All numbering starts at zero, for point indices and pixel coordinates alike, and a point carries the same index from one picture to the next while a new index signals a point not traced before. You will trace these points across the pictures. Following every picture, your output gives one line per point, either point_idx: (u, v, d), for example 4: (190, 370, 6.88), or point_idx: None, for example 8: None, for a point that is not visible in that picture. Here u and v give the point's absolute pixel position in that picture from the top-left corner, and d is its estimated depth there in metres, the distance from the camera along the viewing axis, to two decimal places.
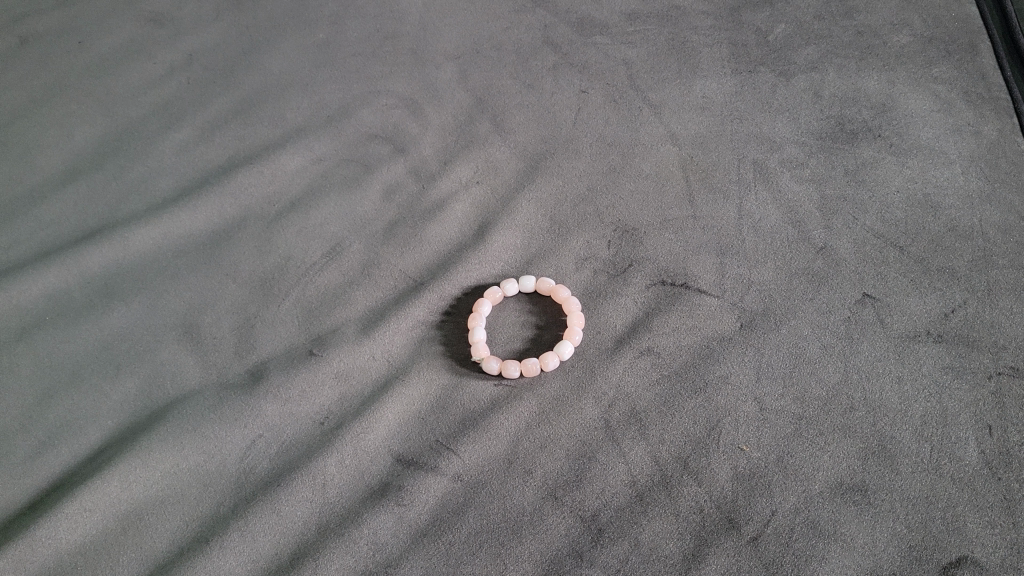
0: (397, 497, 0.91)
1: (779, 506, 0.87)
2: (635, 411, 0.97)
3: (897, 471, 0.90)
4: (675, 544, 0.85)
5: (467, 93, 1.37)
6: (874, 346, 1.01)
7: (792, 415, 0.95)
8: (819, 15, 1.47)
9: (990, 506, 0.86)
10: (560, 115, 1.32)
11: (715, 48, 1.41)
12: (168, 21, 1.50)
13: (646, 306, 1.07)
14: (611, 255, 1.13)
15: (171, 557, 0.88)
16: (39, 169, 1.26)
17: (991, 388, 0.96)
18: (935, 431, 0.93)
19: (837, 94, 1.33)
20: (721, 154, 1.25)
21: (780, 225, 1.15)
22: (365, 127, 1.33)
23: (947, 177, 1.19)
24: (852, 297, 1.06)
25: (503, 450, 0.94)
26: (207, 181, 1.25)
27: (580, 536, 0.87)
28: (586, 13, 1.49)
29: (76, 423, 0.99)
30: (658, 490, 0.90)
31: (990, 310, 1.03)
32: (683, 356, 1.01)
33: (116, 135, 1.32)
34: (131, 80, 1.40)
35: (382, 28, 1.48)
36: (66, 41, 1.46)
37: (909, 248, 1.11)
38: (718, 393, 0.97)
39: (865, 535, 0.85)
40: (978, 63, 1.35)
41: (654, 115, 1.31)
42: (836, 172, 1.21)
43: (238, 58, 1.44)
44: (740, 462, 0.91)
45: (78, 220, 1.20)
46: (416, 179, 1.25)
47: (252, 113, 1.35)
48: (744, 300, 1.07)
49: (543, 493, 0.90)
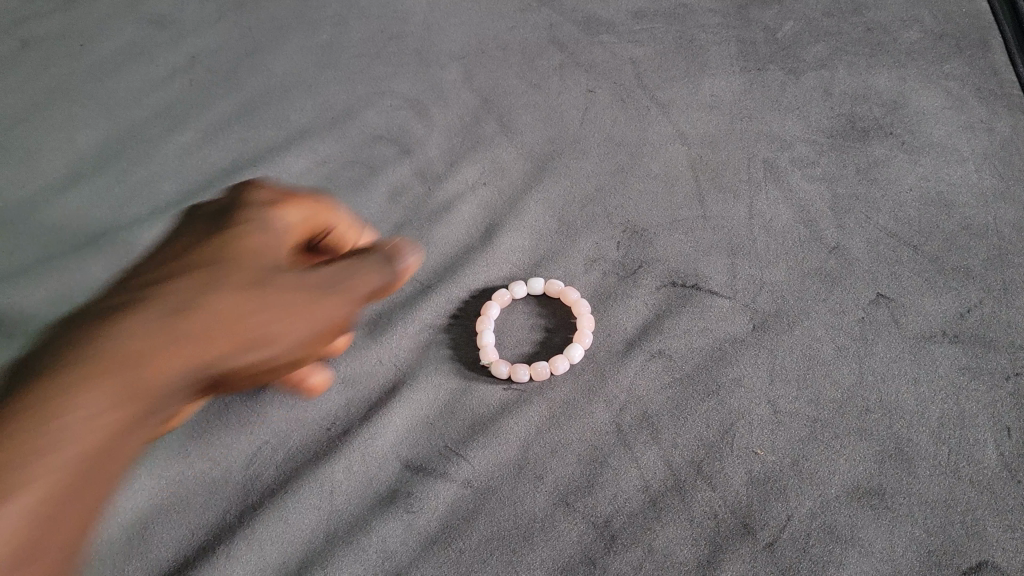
0: (406, 504, 0.90)
1: (795, 511, 0.86)
2: (647, 414, 0.95)
3: (914, 474, 0.89)
4: (689, 551, 0.84)
5: (473, 93, 1.35)
6: (889, 347, 0.99)
7: (806, 418, 0.94)
8: (828, 12, 1.45)
9: (1010, 510, 0.86)
10: (567, 115, 1.31)
11: (723, 46, 1.40)
12: (170, 22, 1.48)
13: (657, 307, 1.06)
14: (621, 257, 1.12)
15: (177, 567, 0.86)
16: (41, 173, 1.25)
17: (1009, 390, 0.95)
18: (953, 433, 0.92)
19: (848, 92, 1.31)
20: (731, 153, 1.23)
21: (791, 224, 1.13)
22: (369, 127, 1.31)
23: (960, 175, 1.18)
24: (865, 297, 1.05)
25: (512, 455, 0.93)
26: (210, 185, 1.24)
27: (591, 543, 0.86)
28: (592, 12, 1.47)
29: None
30: (672, 495, 0.88)
31: (1006, 310, 1.02)
32: (695, 358, 1.00)
33: (119, 138, 1.31)
34: (133, 83, 1.38)
35: (386, 28, 1.46)
36: (67, 43, 1.44)
37: (923, 247, 1.10)
38: (730, 395, 0.96)
39: (882, 540, 0.84)
40: (989, 59, 1.34)
41: (662, 115, 1.29)
42: (847, 170, 1.20)
43: (240, 61, 1.42)
44: (755, 466, 0.90)
45: (80, 225, 1.19)
46: (422, 181, 1.24)
47: (255, 115, 1.34)
48: (756, 301, 1.05)
49: (554, 498, 0.89)
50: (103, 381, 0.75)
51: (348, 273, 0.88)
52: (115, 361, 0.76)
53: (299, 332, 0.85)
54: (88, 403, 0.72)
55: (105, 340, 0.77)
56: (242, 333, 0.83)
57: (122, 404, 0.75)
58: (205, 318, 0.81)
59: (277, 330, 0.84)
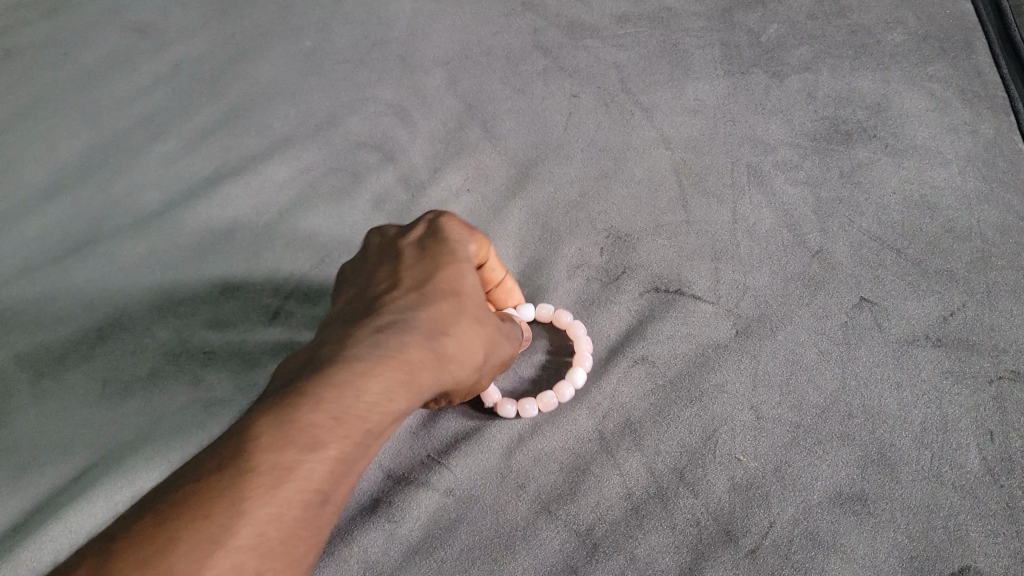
0: (388, 514, 0.89)
1: (777, 518, 0.86)
2: (630, 421, 0.95)
3: (896, 480, 0.89)
4: (670, 559, 0.84)
5: (457, 99, 1.35)
6: (871, 351, 0.99)
7: (788, 424, 0.94)
8: (812, 15, 1.45)
9: (992, 514, 0.86)
10: (551, 121, 1.31)
11: (707, 50, 1.40)
12: (154, 30, 1.48)
13: (639, 314, 1.06)
14: (604, 262, 1.12)
15: None
16: (24, 184, 1.25)
17: (991, 393, 0.95)
18: (935, 437, 0.92)
19: (832, 95, 1.31)
20: (714, 157, 1.23)
21: (774, 229, 1.13)
22: (353, 135, 1.31)
23: (944, 177, 1.18)
24: (848, 301, 1.04)
25: (495, 464, 0.93)
26: (194, 194, 1.23)
27: (574, 551, 0.85)
28: (576, 16, 1.47)
29: (63, 442, 0.97)
30: (654, 503, 0.88)
31: (989, 313, 1.02)
32: (678, 364, 1.00)
33: (101, 147, 1.30)
34: (117, 92, 1.38)
35: (370, 34, 1.46)
36: (50, 52, 1.44)
37: (906, 250, 1.10)
38: (712, 401, 0.96)
39: (865, 546, 0.84)
40: (973, 61, 1.34)
41: (646, 119, 1.29)
42: (831, 174, 1.20)
43: (224, 68, 1.42)
44: (736, 472, 0.90)
45: (62, 235, 1.18)
46: (406, 188, 1.23)
47: (239, 123, 1.33)
48: (739, 306, 1.05)
49: (536, 507, 0.89)
50: (428, 385, 0.76)
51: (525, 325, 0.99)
52: (443, 365, 0.78)
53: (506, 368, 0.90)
54: (370, 396, 0.70)
55: (415, 346, 0.77)
56: (495, 363, 0.87)
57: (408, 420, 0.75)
58: (462, 337, 0.82)
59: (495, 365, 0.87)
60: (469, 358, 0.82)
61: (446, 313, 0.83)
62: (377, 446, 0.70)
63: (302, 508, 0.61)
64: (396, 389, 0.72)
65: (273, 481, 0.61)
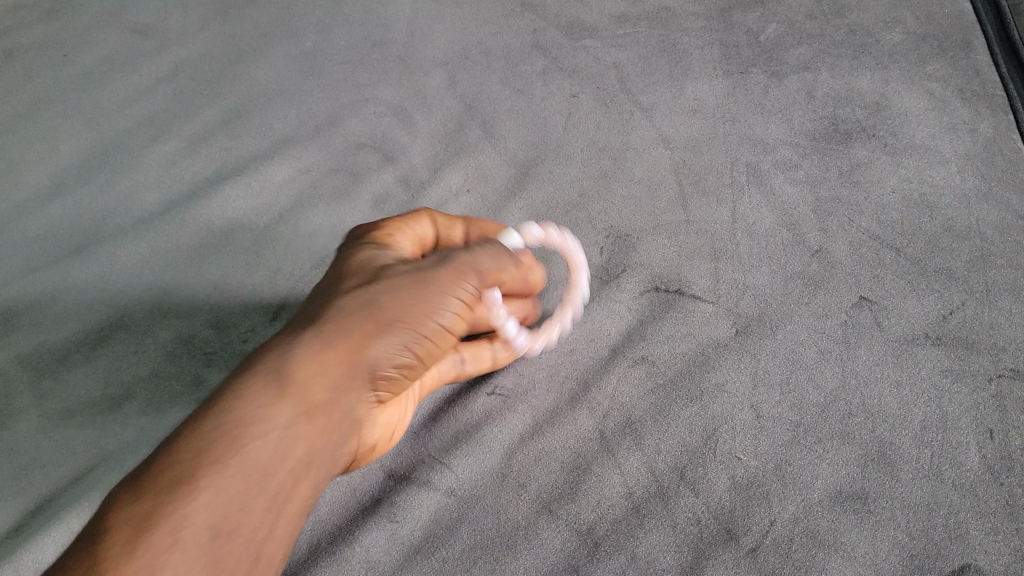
0: (389, 514, 0.89)
1: (777, 516, 0.86)
2: (630, 420, 0.95)
3: (897, 478, 0.89)
4: (671, 557, 0.84)
5: (457, 100, 1.35)
6: (871, 350, 1.00)
7: (789, 423, 0.94)
8: (811, 14, 1.45)
9: (992, 512, 0.86)
10: (551, 121, 1.31)
11: (706, 50, 1.40)
12: (154, 31, 1.48)
13: (640, 313, 1.06)
14: (604, 262, 1.12)
15: None
16: (25, 185, 1.25)
17: (991, 391, 0.95)
18: (935, 436, 0.92)
19: (831, 95, 1.31)
20: (713, 156, 1.23)
21: (774, 228, 1.13)
22: (353, 135, 1.31)
23: (943, 176, 1.18)
24: (848, 300, 1.05)
25: (496, 463, 0.93)
26: (194, 194, 1.24)
27: (575, 550, 0.85)
28: (575, 17, 1.47)
29: (65, 443, 0.97)
30: (655, 502, 0.88)
31: (989, 311, 1.03)
32: (678, 363, 1.00)
33: (101, 147, 1.30)
34: (117, 93, 1.38)
35: (370, 35, 1.46)
36: (51, 54, 1.44)
37: (905, 249, 1.10)
38: (712, 400, 0.96)
39: (865, 545, 0.84)
40: (972, 60, 1.34)
41: (645, 119, 1.30)
42: (830, 173, 1.20)
43: (224, 69, 1.42)
44: (737, 471, 0.90)
45: (63, 236, 1.18)
46: (405, 189, 1.23)
47: (238, 124, 1.34)
48: (739, 305, 1.05)
49: (537, 506, 0.89)
50: (315, 378, 0.71)
51: (478, 254, 0.87)
52: (327, 352, 0.72)
53: (445, 318, 0.79)
54: (230, 413, 0.66)
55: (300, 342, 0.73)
56: (427, 332, 0.78)
57: (319, 417, 0.70)
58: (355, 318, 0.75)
59: (419, 312, 0.77)
60: (367, 327, 0.75)
61: (349, 286, 0.80)
62: (258, 455, 0.65)
63: (175, 545, 0.59)
64: (268, 395, 0.68)
65: (133, 527, 0.58)
